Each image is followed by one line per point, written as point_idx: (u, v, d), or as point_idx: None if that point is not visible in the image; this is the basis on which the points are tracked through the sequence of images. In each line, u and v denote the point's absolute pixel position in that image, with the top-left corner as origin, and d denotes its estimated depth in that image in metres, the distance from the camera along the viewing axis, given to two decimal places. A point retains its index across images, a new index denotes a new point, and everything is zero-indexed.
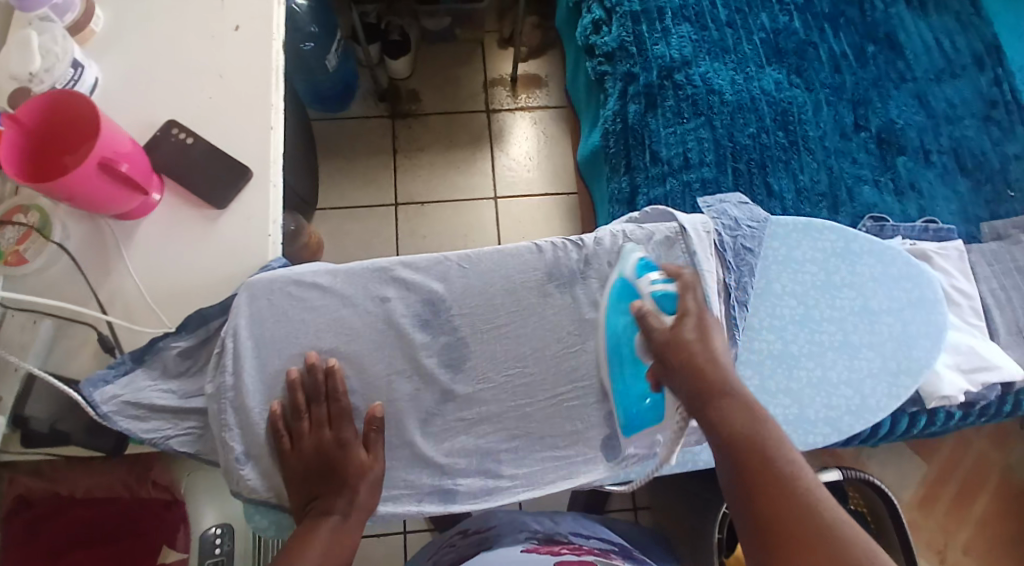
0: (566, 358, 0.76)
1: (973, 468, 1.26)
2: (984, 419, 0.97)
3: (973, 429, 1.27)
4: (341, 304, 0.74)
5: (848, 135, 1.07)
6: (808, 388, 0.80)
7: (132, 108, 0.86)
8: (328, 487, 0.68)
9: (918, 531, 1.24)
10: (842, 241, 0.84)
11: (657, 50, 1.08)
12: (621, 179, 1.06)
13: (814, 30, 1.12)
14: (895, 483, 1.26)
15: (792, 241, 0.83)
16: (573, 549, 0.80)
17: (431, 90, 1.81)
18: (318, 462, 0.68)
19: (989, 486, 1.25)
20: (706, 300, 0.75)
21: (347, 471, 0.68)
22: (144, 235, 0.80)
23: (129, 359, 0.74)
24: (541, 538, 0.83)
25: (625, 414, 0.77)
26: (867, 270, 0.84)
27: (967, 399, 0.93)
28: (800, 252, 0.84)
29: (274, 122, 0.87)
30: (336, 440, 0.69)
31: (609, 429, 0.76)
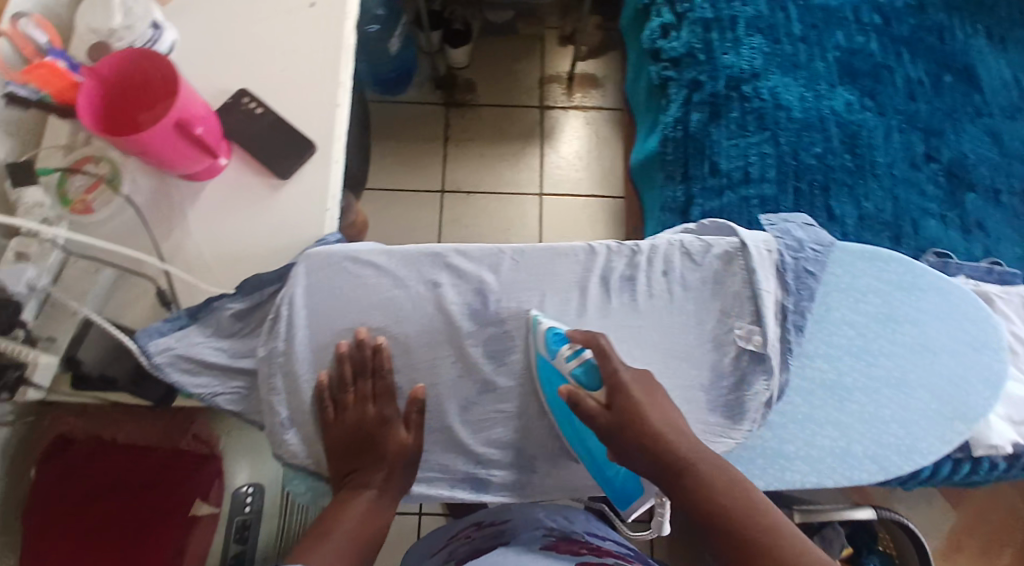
0: None
1: (1004, 519, 1.24)
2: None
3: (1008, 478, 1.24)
4: (394, 284, 0.75)
5: (918, 165, 1.05)
6: (858, 423, 0.75)
7: (206, 72, 0.88)
8: (367, 460, 0.69)
9: None
10: (907, 274, 0.80)
11: (726, 59, 1.08)
12: (676, 188, 1.06)
13: (890, 54, 1.10)
14: (922, 524, 1.24)
15: (856, 269, 0.79)
16: (592, 549, 0.79)
17: (488, 82, 1.81)
18: (358, 436, 0.70)
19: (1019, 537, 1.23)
20: (760, 320, 0.72)
21: (386, 446, 0.69)
22: (209, 197, 0.82)
23: (185, 314, 0.77)
24: (557, 535, 0.82)
25: (606, 483, 0.73)
26: (931, 307, 0.80)
27: (1013, 451, 0.91)
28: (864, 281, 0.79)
29: (341, 100, 0.88)
30: (378, 417, 0.71)
31: None
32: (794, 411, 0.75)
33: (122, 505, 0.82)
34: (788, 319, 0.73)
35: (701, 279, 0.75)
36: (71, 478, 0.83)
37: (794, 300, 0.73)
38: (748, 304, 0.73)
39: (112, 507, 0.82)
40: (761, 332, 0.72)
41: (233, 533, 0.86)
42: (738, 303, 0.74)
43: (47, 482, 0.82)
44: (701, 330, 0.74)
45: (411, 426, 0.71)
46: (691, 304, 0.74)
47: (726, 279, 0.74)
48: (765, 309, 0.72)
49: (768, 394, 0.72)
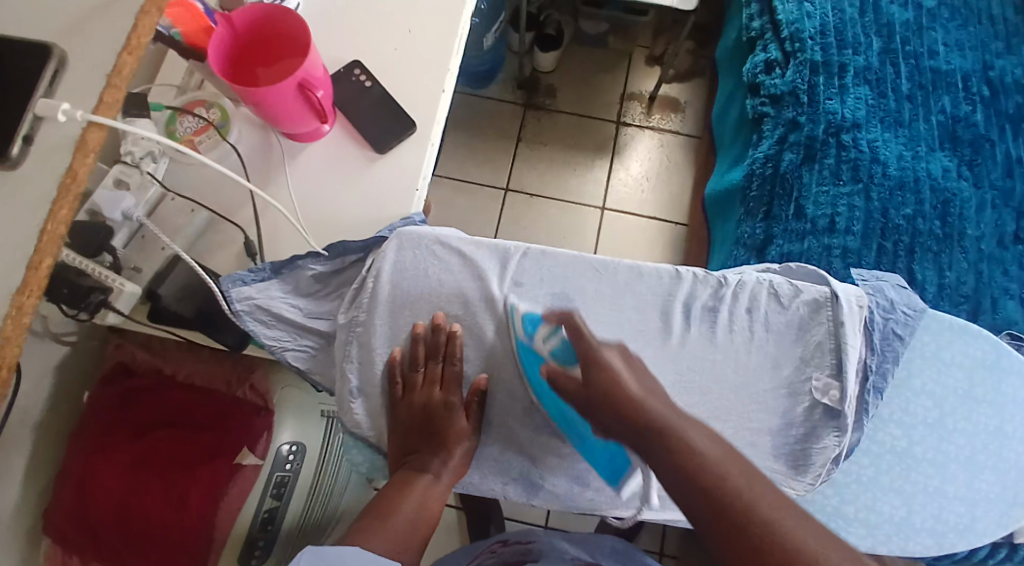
0: None
1: None
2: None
3: None
4: (475, 275, 0.74)
5: (1005, 244, 1.02)
6: (921, 494, 0.74)
7: (324, 39, 0.90)
8: (429, 444, 0.71)
9: None
10: (993, 352, 0.78)
11: (829, 105, 1.07)
12: (756, 225, 1.07)
13: (994, 127, 1.09)
14: None
15: (944, 339, 0.77)
16: None
17: (570, 90, 1.82)
18: (421, 418, 0.71)
19: None
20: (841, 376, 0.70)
21: (449, 433, 0.71)
22: (308, 159, 0.84)
23: (269, 267, 0.77)
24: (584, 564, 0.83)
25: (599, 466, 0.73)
26: (1013, 390, 0.77)
27: None
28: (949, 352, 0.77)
29: (447, 85, 0.89)
30: (444, 401, 0.71)
31: None
32: (857, 472, 0.74)
33: (169, 440, 0.83)
34: (867, 378, 0.71)
35: (784, 324, 0.73)
36: (129, 404, 0.85)
37: (877, 360, 0.72)
38: (829, 356, 0.71)
39: (159, 441, 0.83)
40: (840, 388, 0.70)
41: (270, 488, 0.85)
42: (821, 354, 0.71)
43: (107, 403, 0.85)
44: (775, 375, 0.72)
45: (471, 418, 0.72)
46: (770, 346, 0.72)
47: (808, 323, 0.72)
48: (847, 365, 0.70)
49: (837, 451, 0.70)
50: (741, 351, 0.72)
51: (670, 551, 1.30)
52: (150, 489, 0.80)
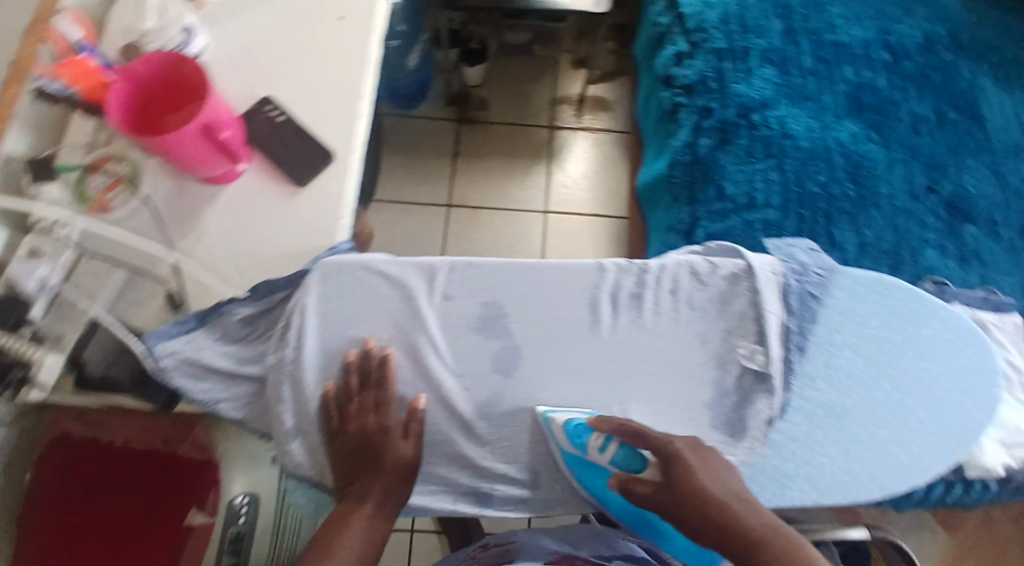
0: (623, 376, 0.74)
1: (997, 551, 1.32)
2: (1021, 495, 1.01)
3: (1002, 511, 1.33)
4: (402, 294, 0.76)
5: (919, 197, 1.08)
6: (855, 442, 0.76)
7: (231, 82, 0.91)
8: (365, 470, 0.70)
9: None
10: (908, 301, 0.80)
11: (737, 89, 1.11)
12: (682, 210, 1.09)
13: (897, 89, 1.13)
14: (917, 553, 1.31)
15: (857, 294, 0.79)
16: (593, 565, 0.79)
17: (500, 101, 1.84)
18: (354, 446, 0.71)
19: None
20: (765, 342, 0.74)
21: (385, 457, 0.70)
22: (227, 200, 0.84)
23: (192, 318, 0.80)
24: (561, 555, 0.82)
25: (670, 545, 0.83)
26: (930, 334, 0.80)
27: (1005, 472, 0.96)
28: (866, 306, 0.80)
29: (362, 112, 0.90)
30: (379, 426, 0.71)
31: None
32: (793, 430, 0.75)
33: (110, 509, 0.84)
34: (790, 339, 0.75)
35: (706, 301, 0.76)
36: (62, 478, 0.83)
37: (798, 321, 0.76)
38: (751, 324, 0.75)
39: (98, 512, 0.83)
40: (764, 352, 0.74)
41: (226, 546, 0.88)
42: (742, 324, 0.75)
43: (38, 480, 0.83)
44: (703, 350, 0.75)
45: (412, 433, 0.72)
46: (695, 327, 0.75)
47: (732, 298, 0.76)
48: (769, 330, 0.74)
49: (770, 413, 0.74)
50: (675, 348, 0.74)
51: None
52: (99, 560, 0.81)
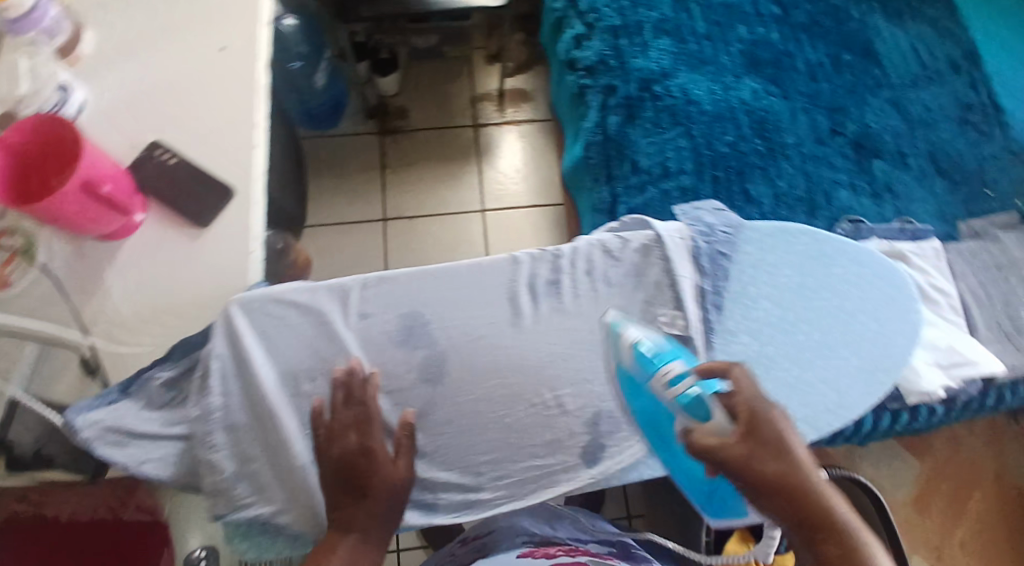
0: (549, 366, 0.75)
1: (967, 469, 1.36)
2: (969, 412, 1.04)
3: (967, 430, 1.38)
4: (318, 320, 0.74)
5: (824, 140, 1.11)
6: (784, 389, 0.78)
7: (118, 132, 0.88)
8: (349, 499, 0.67)
9: (918, 533, 1.32)
10: (814, 244, 0.82)
11: (636, 63, 1.12)
12: (602, 189, 1.09)
13: (790, 41, 1.17)
14: (891, 485, 1.35)
15: (764, 246, 0.81)
16: (568, 550, 0.77)
17: (420, 106, 1.82)
18: (340, 472, 0.68)
19: (985, 483, 1.35)
20: (680, 305, 0.76)
21: (372, 481, 0.68)
22: (128, 255, 0.83)
23: (115, 389, 0.78)
24: (537, 541, 0.80)
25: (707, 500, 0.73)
26: (841, 272, 0.82)
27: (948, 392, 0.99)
28: (775, 255, 0.81)
29: (258, 140, 0.89)
30: (361, 446, 0.69)
31: (588, 436, 0.76)
32: None
33: None
34: (705, 298, 0.77)
35: (620, 275, 0.77)
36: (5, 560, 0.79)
37: (711, 281, 0.77)
38: (667, 291, 0.77)
39: None
40: (683, 316, 0.76)
41: None
42: (657, 294, 0.77)
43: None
44: (628, 323, 0.76)
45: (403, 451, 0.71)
46: (614, 303, 0.76)
47: (644, 270, 0.77)
48: (684, 294, 0.76)
49: None
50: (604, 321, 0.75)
51: (637, 511, 1.36)
52: None
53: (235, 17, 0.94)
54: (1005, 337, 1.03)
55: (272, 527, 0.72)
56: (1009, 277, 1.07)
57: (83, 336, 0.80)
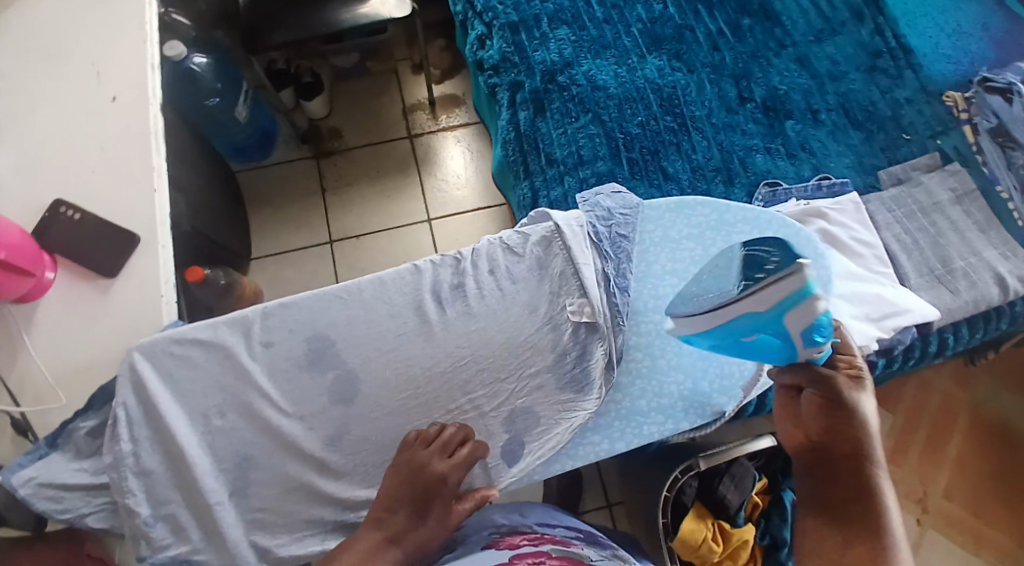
0: (455, 373, 0.80)
1: (939, 412, 1.38)
2: (911, 364, 1.03)
3: (934, 373, 1.40)
4: (231, 353, 0.78)
5: (735, 109, 1.12)
6: (698, 361, 0.86)
7: (16, 193, 0.88)
8: (404, 521, 0.72)
9: (898, 484, 1.34)
10: (714, 214, 0.91)
11: (538, 56, 1.13)
12: (522, 185, 1.09)
13: (688, 13, 1.18)
14: None
15: (665, 223, 0.90)
16: (530, 540, 0.77)
17: (352, 124, 1.77)
18: (413, 484, 0.73)
19: (959, 424, 1.37)
20: (585, 287, 0.82)
21: (432, 517, 0.73)
22: (45, 315, 0.83)
23: (43, 443, 0.78)
24: (504, 531, 0.81)
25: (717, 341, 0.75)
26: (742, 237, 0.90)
27: (886, 346, 1.00)
28: (677, 230, 0.90)
29: (159, 184, 0.89)
30: (441, 478, 0.74)
31: (507, 434, 0.80)
32: (636, 367, 0.85)
33: None
34: (611, 282, 0.83)
35: (522, 270, 0.84)
36: None
37: (613, 264, 0.84)
38: (573, 279, 0.83)
39: None
40: (589, 303, 0.82)
41: None
42: (564, 281, 0.83)
43: None
44: (535, 317, 0.82)
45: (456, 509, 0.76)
46: (523, 298, 0.83)
47: (551, 261, 0.84)
48: (588, 280, 0.82)
49: (608, 357, 0.81)
50: (789, 272, 0.64)
51: (615, 498, 1.36)
52: None
53: (123, 66, 0.94)
54: (936, 281, 1.04)
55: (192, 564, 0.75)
56: (934, 219, 1.07)
57: (12, 403, 0.80)
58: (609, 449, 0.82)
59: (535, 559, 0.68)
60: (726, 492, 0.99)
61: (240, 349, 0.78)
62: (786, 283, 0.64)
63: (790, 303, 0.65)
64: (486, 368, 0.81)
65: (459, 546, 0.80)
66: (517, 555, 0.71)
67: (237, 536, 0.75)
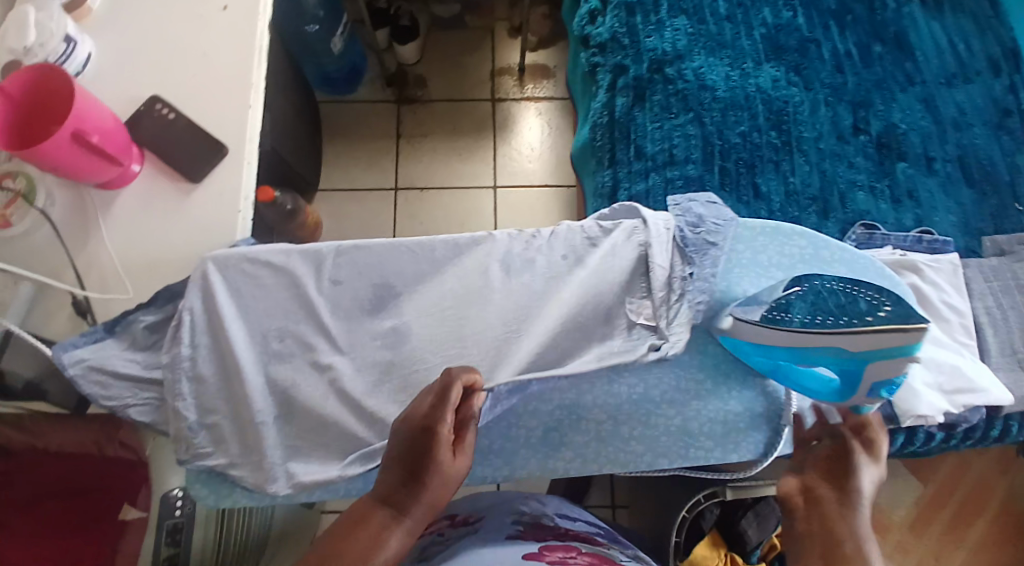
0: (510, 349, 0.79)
1: (976, 491, 1.33)
2: (970, 442, 1.02)
3: (981, 452, 1.35)
4: (295, 283, 0.78)
5: (846, 138, 1.08)
6: (761, 396, 0.82)
7: (117, 81, 0.89)
8: (405, 489, 0.62)
9: (916, 554, 1.31)
10: (810, 247, 0.86)
11: (649, 42, 1.09)
12: (605, 172, 1.07)
13: (818, 27, 1.13)
14: (894, 501, 1.33)
15: (757, 245, 0.86)
16: (559, 536, 0.78)
17: (439, 77, 1.75)
18: (403, 444, 0.64)
19: (994, 509, 1.32)
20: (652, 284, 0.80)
21: (430, 476, 0.62)
22: (123, 205, 0.84)
23: (100, 328, 0.78)
24: (526, 521, 0.82)
25: (771, 358, 0.77)
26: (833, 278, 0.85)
27: (949, 420, 0.98)
28: (766, 256, 0.86)
29: (254, 100, 0.89)
30: (426, 430, 0.63)
31: (547, 425, 0.80)
32: (694, 387, 0.82)
33: (60, 512, 0.83)
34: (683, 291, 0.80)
35: (596, 259, 0.82)
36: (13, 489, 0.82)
37: (692, 272, 0.80)
38: (640, 280, 0.82)
39: (50, 514, 0.82)
40: (649, 305, 0.81)
41: (164, 536, 0.83)
42: (633, 280, 0.82)
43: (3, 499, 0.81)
44: (597, 312, 0.81)
45: (463, 445, 0.65)
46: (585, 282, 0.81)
47: (626, 253, 0.82)
48: (656, 283, 0.80)
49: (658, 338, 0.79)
50: (898, 327, 0.67)
51: (621, 500, 1.36)
52: None
53: None
54: (1018, 364, 1.00)
55: (228, 476, 0.78)
56: None
57: (77, 284, 0.81)
58: (651, 463, 0.80)
59: (565, 554, 0.72)
60: (748, 526, 1.00)
61: (312, 286, 0.78)
62: (890, 335, 0.67)
63: (882, 354, 0.68)
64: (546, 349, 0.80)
65: (479, 530, 0.81)
66: (548, 547, 0.73)
67: (273, 458, 0.76)
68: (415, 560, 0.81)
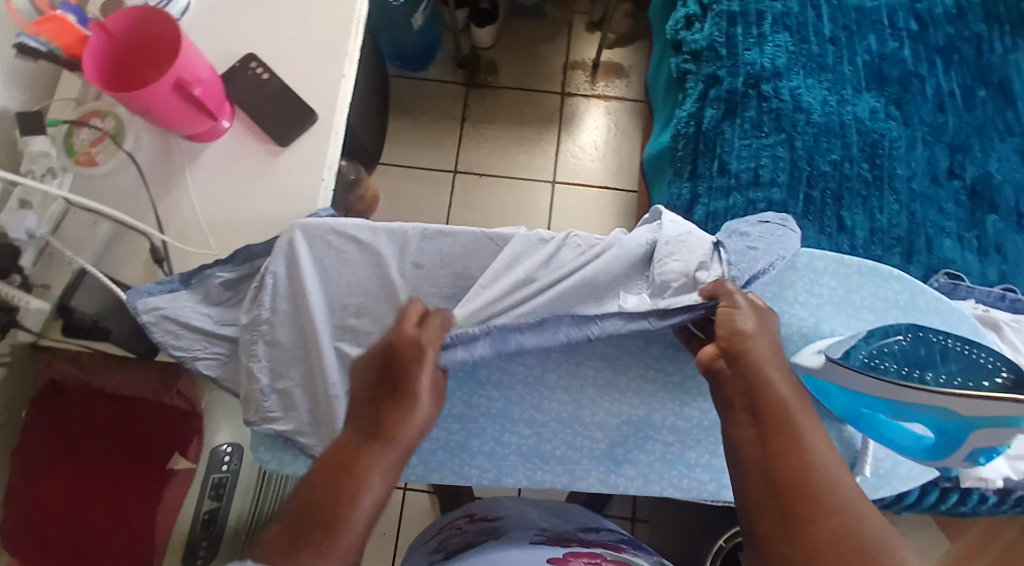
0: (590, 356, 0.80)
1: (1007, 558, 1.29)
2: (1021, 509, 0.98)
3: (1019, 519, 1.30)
4: (378, 259, 0.81)
5: (939, 180, 1.04)
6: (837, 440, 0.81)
7: (215, 34, 0.88)
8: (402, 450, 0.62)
9: None
10: (905, 292, 0.84)
11: (748, 56, 1.06)
12: (683, 185, 1.06)
13: (922, 62, 1.10)
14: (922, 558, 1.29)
15: (849, 283, 0.84)
16: (583, 543, 0.77)
17: (512, 64, 1.74)
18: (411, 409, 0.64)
19: None
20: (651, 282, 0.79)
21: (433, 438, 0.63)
22: (209, 159, 0.84)
23: (177, 279, 0.77)
24: (548, 535, 0.79)
25: (859, 407, 0.76)
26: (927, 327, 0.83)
27: (1005, 486, 0.95)
28: (860, 296, 0.84)
29: (348, 70, 0.88)
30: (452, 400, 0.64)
31: (605, 442, 0.80)
32: None
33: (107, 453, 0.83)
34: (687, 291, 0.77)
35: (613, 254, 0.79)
36: (61, 425, 0.83)
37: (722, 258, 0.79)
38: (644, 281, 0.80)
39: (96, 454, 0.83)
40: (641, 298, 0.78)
41: (208, 489, 0.86)
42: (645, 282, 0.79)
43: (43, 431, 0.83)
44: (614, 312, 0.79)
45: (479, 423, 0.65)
46: (604, 278, 0.78)
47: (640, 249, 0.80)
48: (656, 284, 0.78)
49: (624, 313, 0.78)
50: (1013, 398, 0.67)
51: (642, 515, 1.25)
52: (90, 513, 0.79)
53: None
54: None
55: (294, 443, 0.78)
56: None
57: (158, 230, 0.81)
58: (715, 494, 0.79)
59: (591, 559, 0.70)
60: None
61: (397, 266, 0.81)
62: (997, 403, 0.68)
63: (992, 422, 0.69)
64: (633, 364, 0.82)
65: (501, 536, 0.78)
66: (573, 553, 0.71)
67: None
68: (436, 552, 0.81)
